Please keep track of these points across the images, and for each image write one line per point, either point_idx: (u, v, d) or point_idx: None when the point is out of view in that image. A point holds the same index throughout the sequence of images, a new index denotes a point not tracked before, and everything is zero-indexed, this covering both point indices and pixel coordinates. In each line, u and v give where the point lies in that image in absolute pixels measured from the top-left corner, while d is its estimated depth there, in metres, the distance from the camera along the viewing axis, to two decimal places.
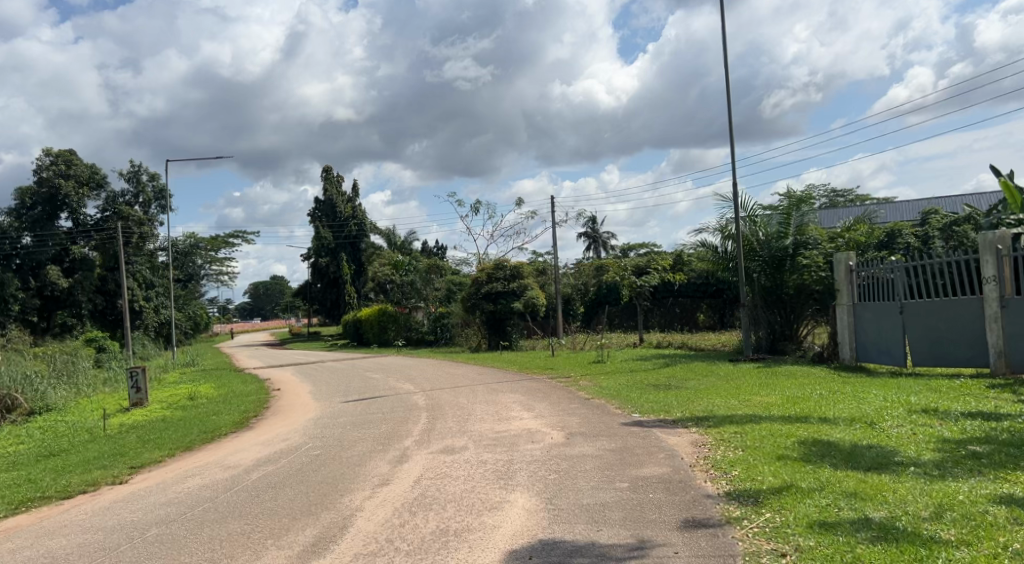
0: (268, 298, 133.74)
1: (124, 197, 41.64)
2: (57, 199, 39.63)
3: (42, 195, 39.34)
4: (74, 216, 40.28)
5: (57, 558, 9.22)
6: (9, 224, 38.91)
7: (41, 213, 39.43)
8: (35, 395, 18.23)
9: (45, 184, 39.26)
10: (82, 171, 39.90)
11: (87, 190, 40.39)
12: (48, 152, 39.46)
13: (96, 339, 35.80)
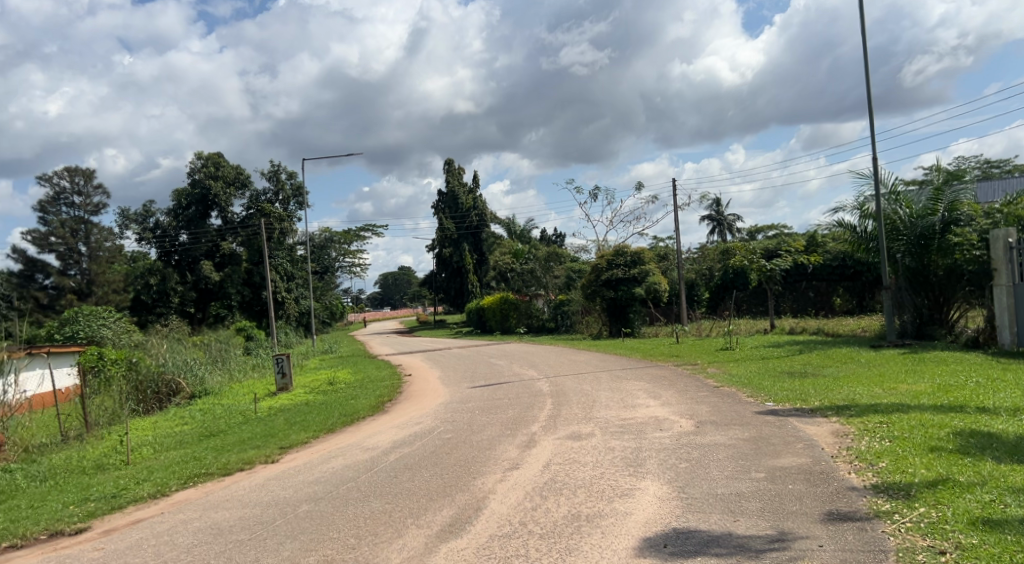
0: (396, 287, 137.61)
1: (265, 195, 43.57)
2: (208, 199, 41.92)
3: (195, 197, 41.73)
4: (223, 215, 42.31)
5: (222, 530, 9.72)
6: (168, 224, 41.77)
7: (195, 212, 41.89)
8: (195, 379, 19.46)
9: (198, 185, 41.72)
10: (229, 173, 41.96)
11: (234, 190, 42.33)
12: (199, 155, 41.67)
13: (246, 328, 37.70)
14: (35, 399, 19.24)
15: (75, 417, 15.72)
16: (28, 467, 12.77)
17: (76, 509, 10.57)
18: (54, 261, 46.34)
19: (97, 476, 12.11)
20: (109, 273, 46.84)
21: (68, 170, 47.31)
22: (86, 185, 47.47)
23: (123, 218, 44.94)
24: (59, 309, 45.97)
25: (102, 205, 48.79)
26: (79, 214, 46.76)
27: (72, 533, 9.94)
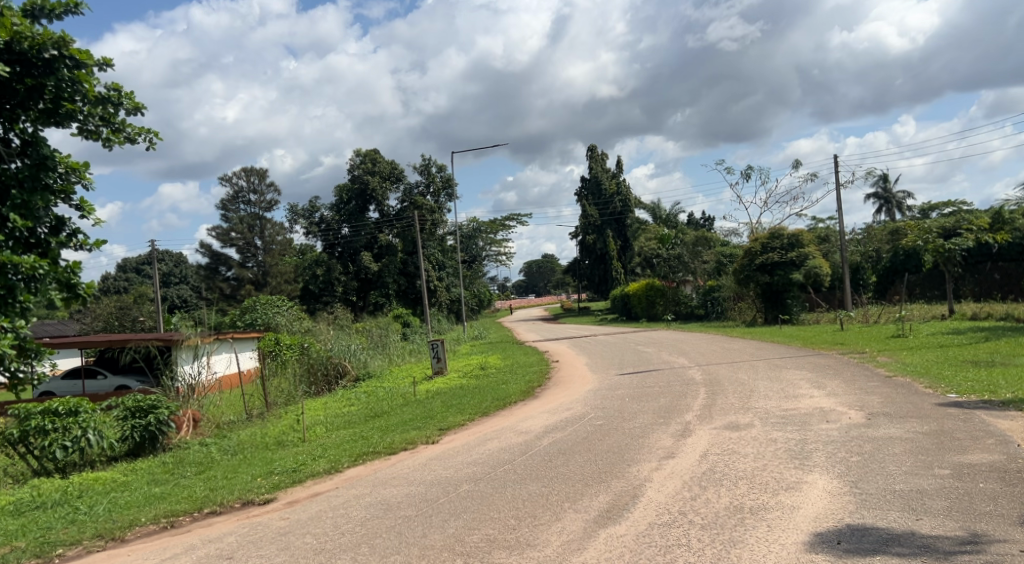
0: (541, 274, 138.49)
1: (418, 188, 44.75)
2: (366, 193, 43.50)
3: (354, 191, 43.46)
4: (380, 208, 43.75)
5: (391, 505, 9.97)
6: (332, 218, 43.68)
7: (355, 207, 43.57)
8: (358, 362, 20.21)
9: (357, 180, 43.35)
10: (385, 168, 43.51)
11: (389, 184, 43.77)
12: (357, 151, 43.47)
13: (403, 315, 38.83)
14: (226, 380, 20.68)
15: (257, 397, 16.62)
16: (221, 442, 13.57)
17: (263, 481, 11.13)
18: (234, 254, 49.29)
19: (278, 451, 12.70)
20: (281, 265, 49.57)
21: (244, 171, 50.10)
22: (260, 183, 50.14)
23: (292, 213, 47.24)
24: (240, 298, 48.93)
25: (275, 200, 51.34)
26: (255, 210, 49.16)
27: (260, 503, 10.45)
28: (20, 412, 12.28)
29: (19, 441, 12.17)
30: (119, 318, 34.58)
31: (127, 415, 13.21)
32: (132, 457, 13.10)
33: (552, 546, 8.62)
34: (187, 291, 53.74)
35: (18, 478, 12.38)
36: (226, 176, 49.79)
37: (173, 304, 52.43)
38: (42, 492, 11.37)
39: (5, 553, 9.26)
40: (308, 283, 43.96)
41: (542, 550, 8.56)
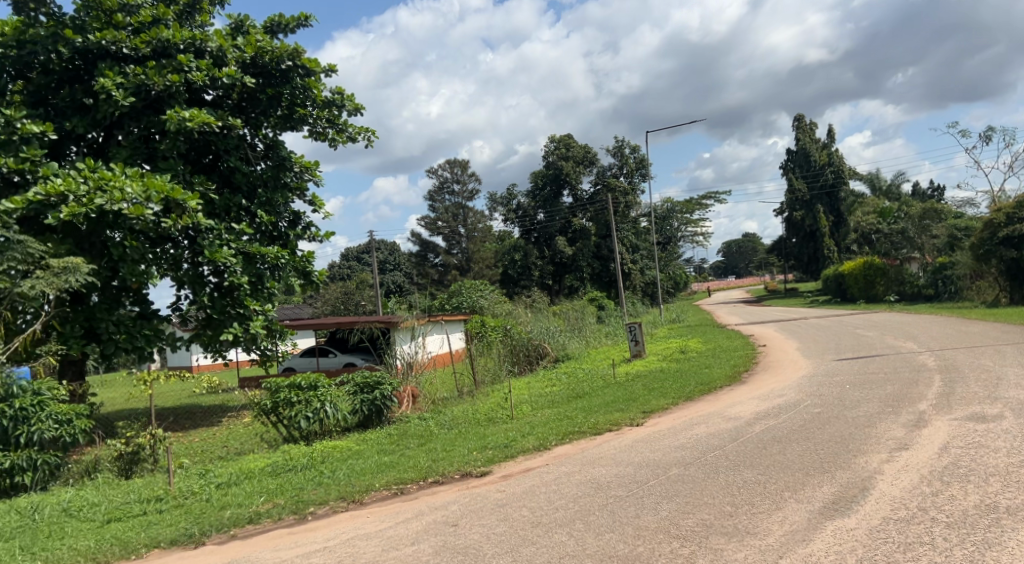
0: (741, 255, 134.55)
1: (611, 169, 44.64)
2: (561, 178, 43.72)
3: (549, 176, 43.81)
4: (574, 193, 44.00)
5: (601, 485, 9.95)
6: (529, 205, 44.72)
7: (550, 192, 44.16)
8: (556, 344, 20.41)
9: (552, 166, 43.78)
10: (578, 153, 43.54)
11: (582, 168, 43.80)
12: (552, 138, 43.71)
13: (598, 298, 38.91)
14: (439, 359, 21.60)
15: (467, 375, 17.17)
16: (437, 416, 14.14)
17: (478, 455, 11.50)
18: (441, 242, 51.34)
19: (490, 427, 13.06)
20: (483, 251, 50.90)
21: (448, 163, 51.90)
22: (463, 173, 51.77)
23: (492, 201, 48.35)
24: (448, 284, 50.96)
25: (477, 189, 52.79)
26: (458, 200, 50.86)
27: (478, 475, 10.83)
28: (271, 385, 13.44)
29: (272, 411, 13.33)
30: (344, 303, 36.82)
31: (357, 390, 14.11)
32: (362, 428, 14.01)
33: (775, 535, 8.31)
34: (399, 277, 56.32)
35: (271, 444, 13.56)
36: (431, 168, 51.85)
37: (388, 290, 55.34)
38: (293, 456, 12.36)
39: (268, 508, 10.14)
40: (508, 268, 44.87)
41: (763, 539, 8.27)
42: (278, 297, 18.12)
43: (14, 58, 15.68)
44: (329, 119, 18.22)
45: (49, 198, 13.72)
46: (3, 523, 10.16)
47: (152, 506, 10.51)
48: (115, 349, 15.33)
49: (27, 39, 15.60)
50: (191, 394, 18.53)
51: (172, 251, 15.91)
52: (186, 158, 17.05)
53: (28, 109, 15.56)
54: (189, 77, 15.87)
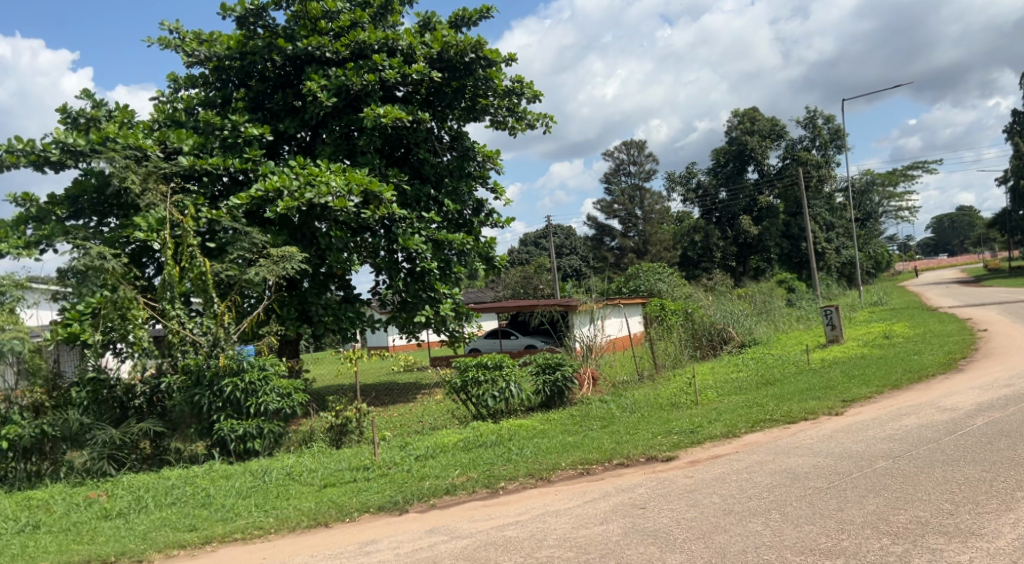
0: (954, 232, 125.64)
1: (802, 142, 42.90)
2: (745, 154, 42.65)
3: (731, 153, 43.02)
4: (760, 168, 42.51)
5: (798, 475, 9.66)
6: (710, 183, 44.04)
7: (733, 169, 43.19)
8: (744, 328, 19.90)
9: (736, 141, 42.80)
10: (764, 126, 42.07)
11: (770, 142, 42.11)
12: (735, 113, 42.68)
13: (787, 280, 37.60)
14: (620, 341, 21.59)
15: (647, 358, 17.09)
16: (619, 399, 14.15)
17: (663, 439, 11.46)
18: (618, 225, 51.24)
19: (674, 412, 12.95)
20: (660, 234, 50.32)
21: (624, 144, 51.59)
22: (640, 154, 51.30)
23: (670, 181, 47.77)
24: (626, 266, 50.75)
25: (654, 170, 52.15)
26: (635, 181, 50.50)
27: (664, 460, 10.85)
28: (461, 364, 14.10)
29: (461, 389, 13.99)
30: (524, 287, 37.63)
31: (539, 370, 14.44)
32: (545, 409, 14.29)
33: (1006, 538, 7.78)
34: (576, 260, 56.75)
35: (461, 420, 14.11)
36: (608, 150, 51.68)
37: (565, 273, 55.85)
38: (483, 433, 13.03)
39: (462, 481, 10.88)
40: (687, 250, 44.53)
41: (992, 541, 7.77)
42: (465, 280, 18.89)
43: (237, 68, 17.64)
44: (509, 107, 18.60)
45: (268, 193, 15.38)
46: (238, 482, 11.23)
47: (361, 474, 11.51)
48: (323, 330, 17.17)
49: (248, 50, 17.38)
50: (389, 371, 19.57)
51: (370, 240, 17.13)
52: (381, 152, 18.17)
53: (248, 113, 17.43)
54: (383, 75, 16.86)
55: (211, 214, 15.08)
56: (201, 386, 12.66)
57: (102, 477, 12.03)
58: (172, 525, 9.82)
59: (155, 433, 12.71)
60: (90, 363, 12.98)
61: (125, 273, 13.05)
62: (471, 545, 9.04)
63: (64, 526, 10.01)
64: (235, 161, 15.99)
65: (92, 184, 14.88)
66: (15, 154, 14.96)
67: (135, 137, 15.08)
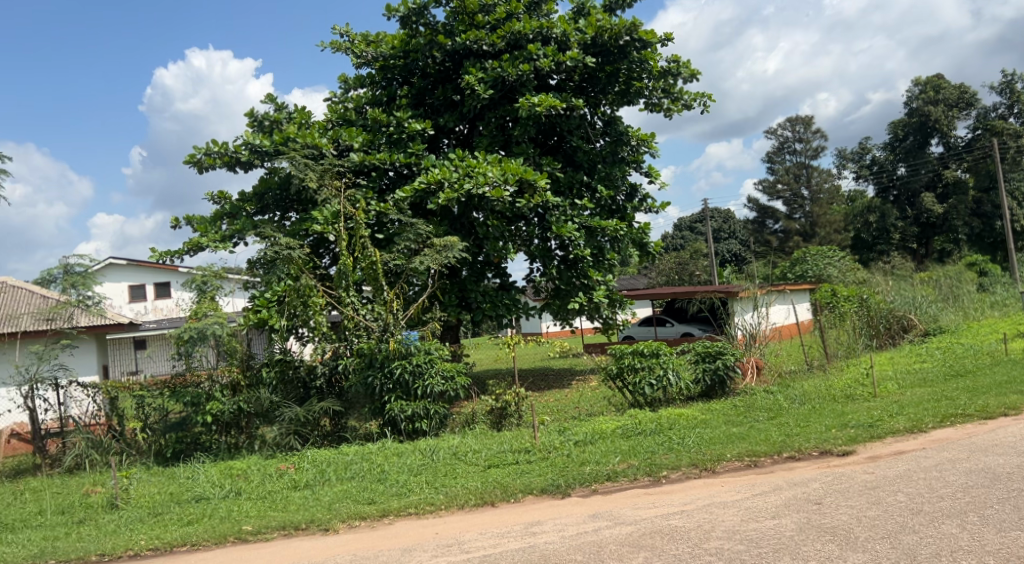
0: None
1: (997, 110, 39.73)
2: (927, 126, 39.84)
3: (912, 126, 40.30)
4: (946, 140, 39.65)
5: (999, 476, 8.90)
6: (886, 158, 41.72)
7: (913, 143, 40.60)
8: (928, 316, 18.59)
9: (916, 113, 39.91)
10: (951, 94, 38.90)
11: (957, 111, 38.99)
12: (916, 81, 39.92)
13: (978, 263, 35.07)
14: (786, 328, 20.74)
15: (817, 348, 16.22)
16: (786, 390, 13.56)
17: (838, 433, 10.87)
18: (782, 207, 49.43)
19: (849, 404, 12.29)
20: (830, 213, 48.28)
21: (790, 120, 49.58)
22: (806, 131, 49.17)
23: (841, 157, 45.61)
24: (790, 250, 48.81)
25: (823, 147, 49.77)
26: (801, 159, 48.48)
27: (839, 454, 10.31)
28: (615, 351, 13.97)
29: (618, 376, 13.83)
30: (679, 273, 36.86)
31: (698, 359, 14.01)
32: (705, 398, 13.93)
33: None
34: (736, 245, 55.16)
35: (618, 407, 13.98)
36: (771, 128, 49.81)
37: (724, 259, 54.31)
38: (641, 421, 12.76)
39: (624, 468, 10.69)
40: (861, 232, 42.41)
41: None
42: (618, 266, 18.66)
43: (401, 66, 18.16)
44: (665, 89, 18.07)
45: (430, 185, 15.74)
46: (409, 459, 11.56)
47: (523, 456, 11.54)
48: (481, 316, 17.40)
49: (410, 48, 17.89)
50: (547, 356, 19.53)
51: (524, 228, 17.12)
52: (535, 141, 18.19)
53: (411, 109, 18.02)
54: (538, 64, 16.82)
55: (378, 207, 15.58)
56: (374, 367, 13.14)
57: (287, 452, 12.55)
58: (353, 497, 10.14)
59: (334, 412, 13.25)
60: (277, 346, 13.67)
61: (307, 261, 14.02)
62: (636, 531, 8.85)
63: (261, 494, 10.50)
64: (400, 156, 16.42)
65: (277, 181, 15.69)
66: (212, 155, 16.52)
67: (312, 137, 15.92)
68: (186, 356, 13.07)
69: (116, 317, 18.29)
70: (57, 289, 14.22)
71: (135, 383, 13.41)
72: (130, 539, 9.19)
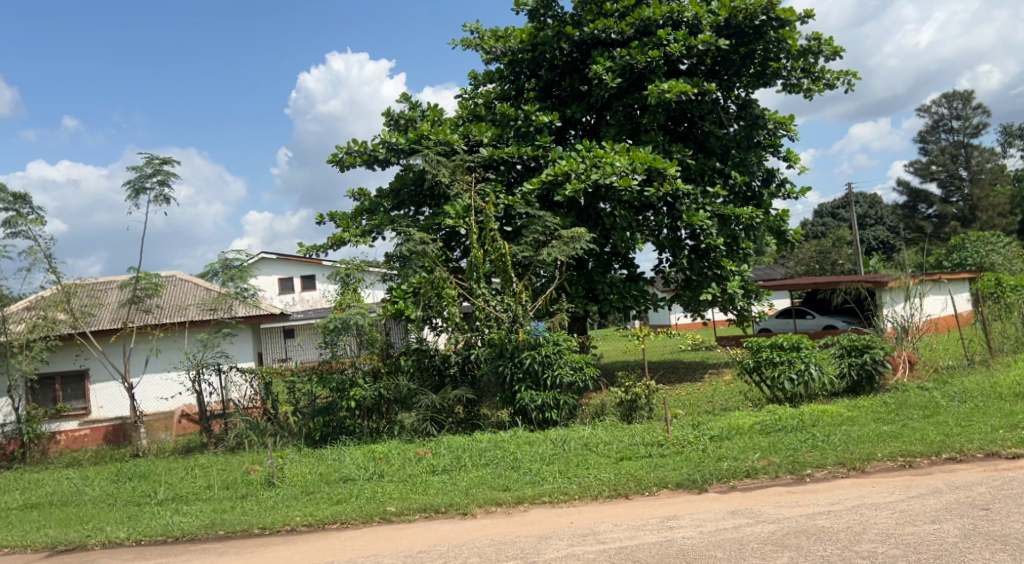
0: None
1: None
2: None
3: None
4: None
5: None
6: None
7: None
8: None
9: None
10: None
11: None
12: None
13: None
14: (942, 320, 19.56)
15: (978, 341, 15.22)
16: (943, 386, 12.71)
17: (1007, 434, 10.07)
18: (938, 190, 46.85)
19: (1019, 403, 11.38)
20: (992, 196, 45.42)
21: (947, 97, 46.83)
22: (966, 107, 46.35)
23: (1007, 133, 42.82)
24: (946, 236, 46.31)
25: (984, 124, 46.81)
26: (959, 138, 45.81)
27: (1008, 458, 9.57)
28: (753, 344, 13.47)
29: (754, 370, 13.35)
30: (820, 262, 35.60)
31: (843, 353, 13.35)
32: (852, 394, 13.20)
33: None
34: (886, 231, 52.66)
35: (755, 402, 13.48)
36: (926, 105, 47.21)
37: (871, 246, 52.02)
38: (782, 417, 12.18)
39: (764, 465, 10.20)
40: None
41: None
42: (754, 256, 17.92)
43: (529, 60, 18.11)
44: (805, 69, 17.29)
45: (557, 176, 15.59)
46: (541, 448, 11.41)
47: (656, 450, 11.20)
48: (608, 308, 17.13)
49: (539, 41, 17.77)
50: (677, 349, 19.00)
51: (653, 218, 16.76)
52: (665, 128, 17.74)
53: (538, 102, 17.89)
54: (668, 50, 16.34)
55: (507, 200, 15.55)
56: (504, 357, 13.09)
57: (425, 437, 12.70)
58: (488, 484, 10.07)
59: (468, 400, 13.25)
60: (413, 335, 13.88)
61: (441, 255, 14.20)
62: (780, 530, 8.40)
63: (402, 477, 10.57)
64: (528, 149, 16.33)
65: (411, 177, 15.95)
66: (352, 154, 16.89)
67: (445, 133, 16.09)
68: (332, 344, 13.50)
69: (270, 307, 18.96)
70: (218, 281, 14.84)
71: (287, 369, 13.99)
72: (287, 515, 9.40)
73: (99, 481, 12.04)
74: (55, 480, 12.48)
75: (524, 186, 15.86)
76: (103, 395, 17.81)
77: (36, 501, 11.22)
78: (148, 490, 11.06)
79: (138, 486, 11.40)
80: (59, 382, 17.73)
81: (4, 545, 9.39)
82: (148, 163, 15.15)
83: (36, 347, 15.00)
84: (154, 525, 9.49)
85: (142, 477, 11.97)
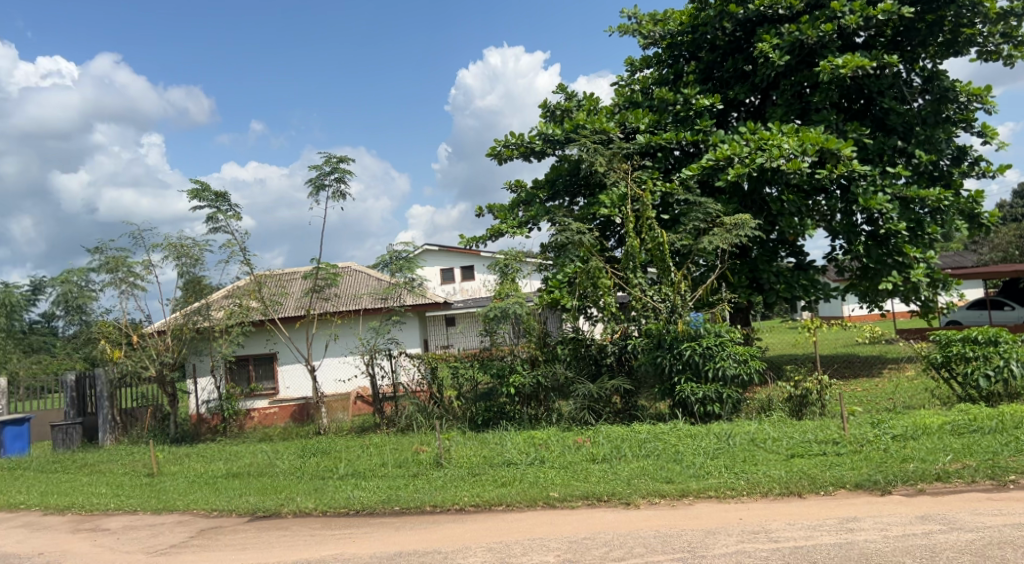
0: None
1: None
2: None
3: None
4: None
5: None
6: None
7: None
8: None
9: None
10: None
11: None
12: None
13: None
14: None
15: None
16: None
17: None
18: None
19: None
20: None
21: None
22: None
23: None
24: None
25: None
26: None
27: None
28: (942, 337, 12.24)
29: (943, 365, 12.13)
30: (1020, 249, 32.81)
31: None
32: None
33: None
34: None
35: (944, 401, 12.27)
36: None
37: None
38: (977, 417, 10.94)
39: (958, 468, 9.13)
40: None
41: None
42: (941, 242, 16.39)
43: (689, 42, 17.33)
44: (1005, 34, 15.69)
45: (719, 161, 14.77)
46: (704, 442, 10.74)
47: (831, 448, 10.29)
48: (776, 299, 16.11)
49: (699, 22, 16.91)
50: (850, 344, 17.76)
51: (824, 203, 15.52)
52: (838, 107, 16.54)
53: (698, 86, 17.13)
54: (843, 23, 15.21)
55: (665, 187, 14.84)
56: (663, 348, 12.41)
57: (582, 426, 12.34)
58: (651, 475, 9.52)
59: (625, 391, 12.71)
60: (570, 325, 13.48)
61: (597, 244, 13.68)
62: (980, 539, 7.43)
63: (563, 463, 10.20)
64: (687, 134, 15.57)
65: (567, 167, 15.55)
66: (509, 147, 16.61)
67: (600, 122, 15.58)
68: (491, 332, 13.31)
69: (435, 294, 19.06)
70: (387, 271, 14.97)
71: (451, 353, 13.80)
72: (457, 494, 9.21)
73: (289, 454, 12.35)
74: (252, 452, 12.92)
75: (682, 172, 15.13)
76: (289, 375, 18.60)
77: (237, 470, 11.54)
78: (330, 464, 11.20)
79: (321, 461, 11.56)
80: (253, 363, 18.53)
81: (215, 507, 9.63)
82: (326, 162, 15.50)
83: (234, 331, 15.60)
84: (338, 497, 9.51)
85: (325, 453, 12.18)
